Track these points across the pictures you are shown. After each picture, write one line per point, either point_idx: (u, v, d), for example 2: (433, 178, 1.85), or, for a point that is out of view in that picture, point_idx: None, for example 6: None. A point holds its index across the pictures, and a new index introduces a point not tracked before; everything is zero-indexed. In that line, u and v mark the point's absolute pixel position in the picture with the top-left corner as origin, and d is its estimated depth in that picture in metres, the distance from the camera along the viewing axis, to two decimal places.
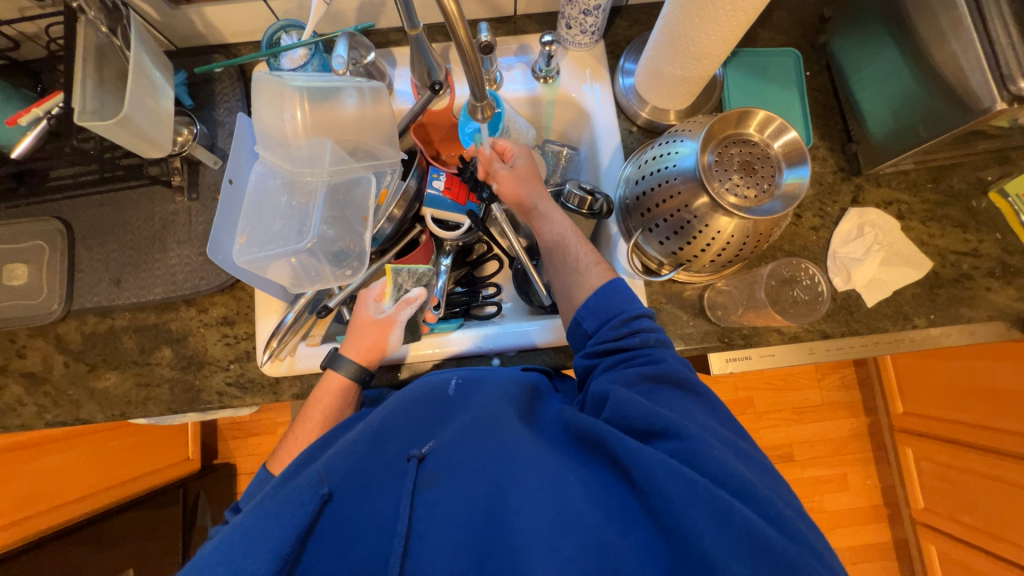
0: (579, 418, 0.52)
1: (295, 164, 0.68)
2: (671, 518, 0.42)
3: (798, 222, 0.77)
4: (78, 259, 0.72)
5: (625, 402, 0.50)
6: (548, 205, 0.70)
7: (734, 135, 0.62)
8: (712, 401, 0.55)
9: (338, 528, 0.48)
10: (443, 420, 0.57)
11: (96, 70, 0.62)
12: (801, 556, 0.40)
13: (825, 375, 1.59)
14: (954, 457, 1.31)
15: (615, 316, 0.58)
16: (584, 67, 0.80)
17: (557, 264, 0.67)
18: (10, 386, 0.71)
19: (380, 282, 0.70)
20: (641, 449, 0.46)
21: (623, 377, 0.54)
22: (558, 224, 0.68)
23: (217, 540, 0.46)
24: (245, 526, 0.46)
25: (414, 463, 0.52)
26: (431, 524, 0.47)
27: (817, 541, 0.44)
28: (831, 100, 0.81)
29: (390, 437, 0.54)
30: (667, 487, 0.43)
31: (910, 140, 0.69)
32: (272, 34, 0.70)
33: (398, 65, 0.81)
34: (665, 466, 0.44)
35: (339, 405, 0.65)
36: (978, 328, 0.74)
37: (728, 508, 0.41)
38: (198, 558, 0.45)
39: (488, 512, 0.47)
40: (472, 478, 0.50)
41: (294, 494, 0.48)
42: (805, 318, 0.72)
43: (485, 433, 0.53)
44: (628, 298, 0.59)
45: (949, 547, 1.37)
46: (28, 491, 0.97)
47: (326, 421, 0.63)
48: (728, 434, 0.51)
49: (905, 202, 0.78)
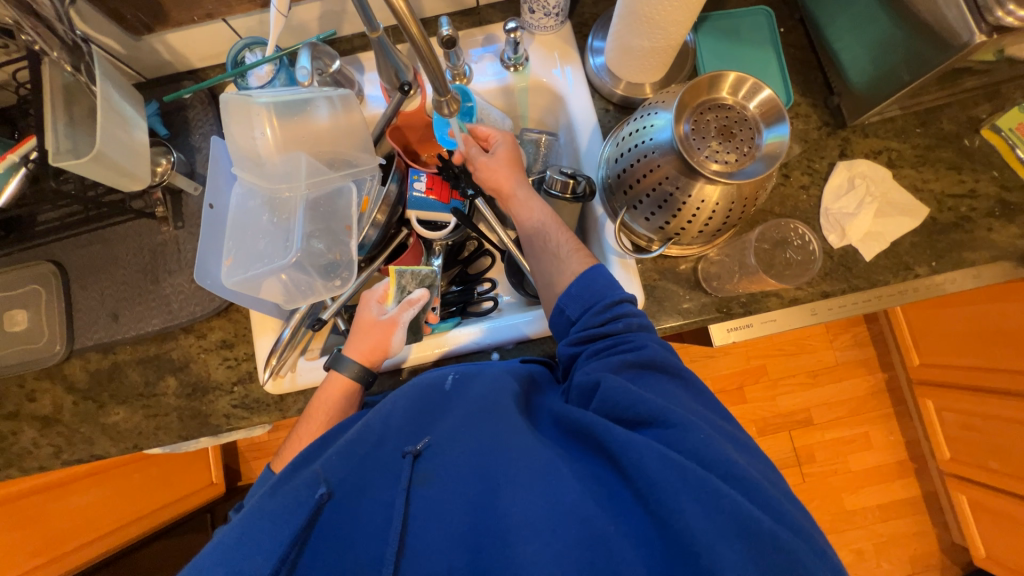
0: (569, 411, 0.52)
1: (272, 181, 0.68)
2: (658, 503, 0.42)
3: (787, 182, 0.75)
4: (75, 299, 0.73)
5: (613, 391, 0.50)
6: (527, 193, 0.70)
7: (708, 101, 0.61)
8: (696, 385, 0.55)
9: (336, 529, 0.49)
10: (437, 415, 0.57)
11: (66, 110, 0.63)
12: (788, 540, 0.40)
13: (836, 335, 1.57)
14: (975, 404, 1.29)
15: (599, 302, 0.57)
16: (552, 50, 0.79)
17: (539, 252, 0.67)
18: (24, 430, 0.73)
19: (385, 283, 0.71)
20: (631, 437, 0.45)
21: (607, 364, 0.53)
22: (532, 211, 0.69)
23: (219, 542, 0.46)
24: (244, 528, 0.47)
25: (409, 459, 0.51)
26: (426, 523, 0.47)
27: (808, 524, 0.44)
28: (809, 54, 0.79)
29: (388, 434, 0.54)
30: (657, 474, 0.43)
31: (893, 86, 0.67)
32: (236, 53, 0.70)
33: (367, 70, 0.80)
34: (655, 453, 0.44)
35: (344, 407, 0.65)
36: (984, 271, 0.72)
37: (715, 491, 0.41)
38: (201, 557, 0.46)
39: (483, 509, 0.47)
40: (464, 473, 0.50)
41: (292, 495, 0.48)
42: (800, 279, 0.71)
43: (479, 429, 0.53)
44: (610, 284, 0.58)
45: (980, 496, 1.35)
46: (56, 530, 0.99)
47: (330, 422, 0.63)
48: (716, 418, 0.52)
49: (895, 149, 0.76)
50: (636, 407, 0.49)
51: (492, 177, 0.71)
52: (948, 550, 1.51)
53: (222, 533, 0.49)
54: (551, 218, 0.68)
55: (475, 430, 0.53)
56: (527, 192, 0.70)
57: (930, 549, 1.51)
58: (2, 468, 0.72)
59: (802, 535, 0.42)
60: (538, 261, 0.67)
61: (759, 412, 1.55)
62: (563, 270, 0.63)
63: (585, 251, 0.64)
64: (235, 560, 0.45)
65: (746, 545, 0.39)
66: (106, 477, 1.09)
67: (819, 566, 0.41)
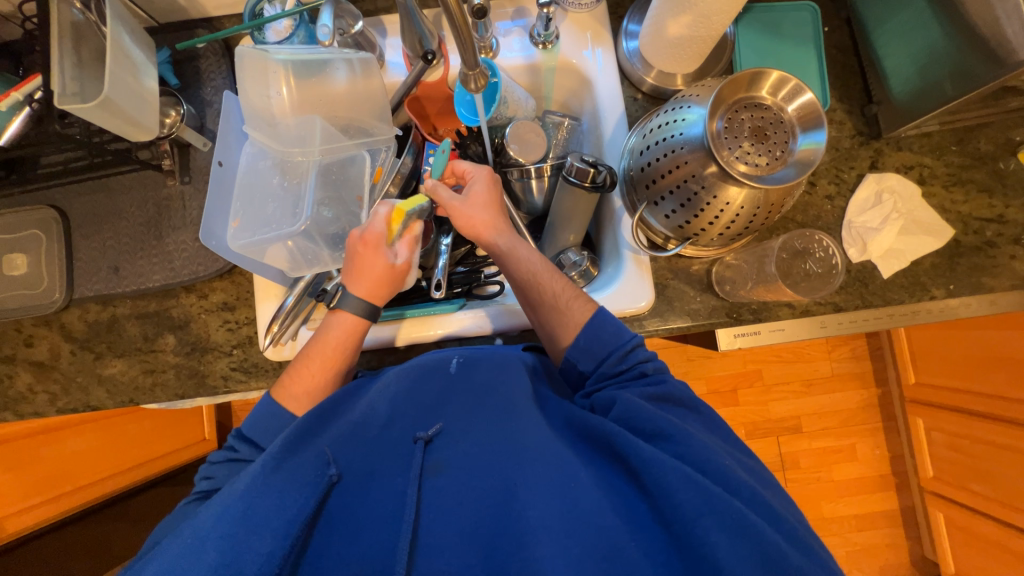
0: (589, 417, 0.53)
1: (284, 144, 0.66)
2: (681, 526, 0.42)
3: (812, 190, 0.73)
4: (76, 247, 0.71)
5: (641, 415, 0.50)
6: (510, 240, 0.65)
7: (745, 99, 0.58)
8: (712, 419, 0.55)
9: (345, 512, 0.49)
10: (447, 401, 0.56)
11: (73, 51, 0.60)
12: (795, 558, 0.41)
13: (835, 346, 1.57)
14: (969, 427, 1.30)
15: (611, 355, 0.58)
16: (584, 30, 0.76)
17: (535, 306, 0.63)
18: (20, 374, 0.72)
19: (384, 220, 0.62)
20: (655, 455, 0.46)
21: (632, 391, 0.54)
22: (526, 259, 0.64)
23: (218, 511, 0.45)
24: (246, 497, 0.46)
25: (421, 445, 0.51)
26: (438, 514, 0.47)
27: (821, 550, 0.45)
28: (850, 58, 0.76)
29: (397, 420, 0.54)
30: (680, 493, 0.43)
31: (936, 100, 0.64)
32: (254, 4, 0.67)
33: (389, 34, 0.77)
34: (679, 472, 0.44)
35: (345, 344, 0.62)
36: (1001, 298, 0.71)
37: (743, 521, 0.41)
38: (201, 523, 0.45)
39: (498, 506, 0.47)
40: (479, 468, 0.50)
41: (300, 471, 0.49)
42: (817, 293, 0.69)
43: (495, 423, 0.53)
44: (618, 331, 0.58)
45: (960, 515, 1.38)
46: (48, 473, 1.00)
47: (332, 358, 0.61)
48: (736, 451, 0.52)
49: (927, 166, 0.74)
50: (657, 425, 0.49)
51: (480, 224, 0.66)
52: (919, 563, 1.55)
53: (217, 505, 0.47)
54: (543, 265, 0.64)
55: (490, 424, 0.53)
56: (510, 240, 0.65)
57: (901, 560, 1.55)
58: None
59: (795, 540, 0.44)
60: (537, 314, 0.63)
61: (750, 415, 1.56)
62: (565, 320, 0.60)
63: (583, 295, 0.62)
64: (237, 531, 0.43)
65: (762, 568, 0.40)
66: (101, 425, 1.10)
67: (816, 571, 0.42)
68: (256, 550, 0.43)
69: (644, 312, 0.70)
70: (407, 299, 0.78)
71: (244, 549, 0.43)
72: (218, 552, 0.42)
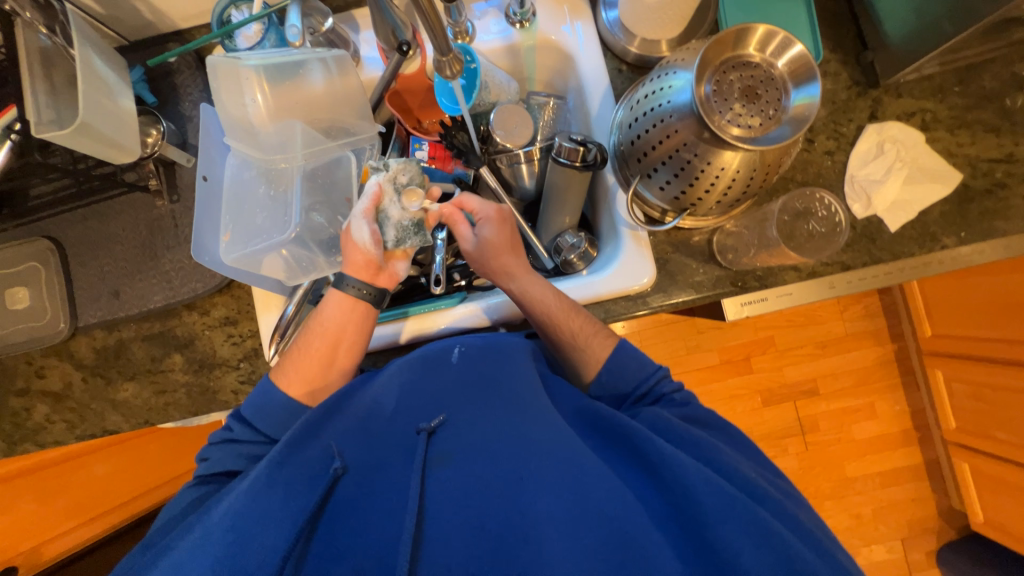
0: (603, 408, 0.54)
1: (265, 152, 0.65)
2: (703, 525, 0.43)
3: (811, 147, 0.71)
4: (74, 275, 0.72)
5: (664, 425, 0.53)
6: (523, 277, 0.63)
7: (732, 59, 0.56)
8: (742, 439, 0.57)
9: (348, 504, 0.49)
10: (455, 392, 0.56)
11: (45, 78, 0.59)
12: (816, 564, 0.42)
13: (848, 306, 1.54)
14: (989, 375, 1.29)
15: (636, 391, 0.60)
16: (561, 3, 0.73)
17: (553, 341, 0.63)
18: (35, 406, 0.73)
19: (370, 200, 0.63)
20: (676, 453, 0.47)
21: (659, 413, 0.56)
22: (541, 299, 0.62)
23: (227, 505, 0.46)
24: (253, 492, 0.46)
25: (424, 436, 0.51)
26: (443, 503, 0.48)
27: (843, 555, 0.46)
28: (841, 5, 0.73)
29: (402, 414, 0.54)
30: (702, 494, 0.44)
31: (933, 40, 0.62)
32: (221, 11, 0.65)
33: (362, 29, 0.75)
34: (699, 473, 0.45)
35: (344, 323, 0.61)
36: (1015, 242, 0.68)
37: (764, 525, 0.42)
38: (212, 518, 0.46)
39: (504, 497, 0.47)
40: (486, 463, 0.50)
41: (307, 466, 0.50)
42: (821, 253, 0.67)
43: (504, 416, 0.53)
44: (642, 364, 0.61)
45: (984, 463, 1.37)
46: (80, 495, 1.07)
47: (335, 339, 0.60)
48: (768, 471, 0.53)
49: (929, 111, 0.71)
50: (684, 431, 0.52)
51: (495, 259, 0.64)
52: (945, 514, 1.54)
53: (229, 496, 0.48)
54: (560, 303, 0.62)
55: (499, 418, 0.53)
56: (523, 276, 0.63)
57: (929, 514, 1.54)
58: (19, 442, 0.73)
59: (792, 523, 0.45)
60: (557, 348, 0.63)
61: (765, 382, 1.54)
62: (585, 358, 0.61)
63: (602, 330, 0.62)
64: (245, 527, 0.44)
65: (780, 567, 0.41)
66: (123, 448, 1.10)
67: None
68: (260, 538, 0.44)
69: (646, 289, 0.68)
70: (407, 296, 0.79)
71: (249, 539, 0.44)
72: (224, 545, 0.43)
